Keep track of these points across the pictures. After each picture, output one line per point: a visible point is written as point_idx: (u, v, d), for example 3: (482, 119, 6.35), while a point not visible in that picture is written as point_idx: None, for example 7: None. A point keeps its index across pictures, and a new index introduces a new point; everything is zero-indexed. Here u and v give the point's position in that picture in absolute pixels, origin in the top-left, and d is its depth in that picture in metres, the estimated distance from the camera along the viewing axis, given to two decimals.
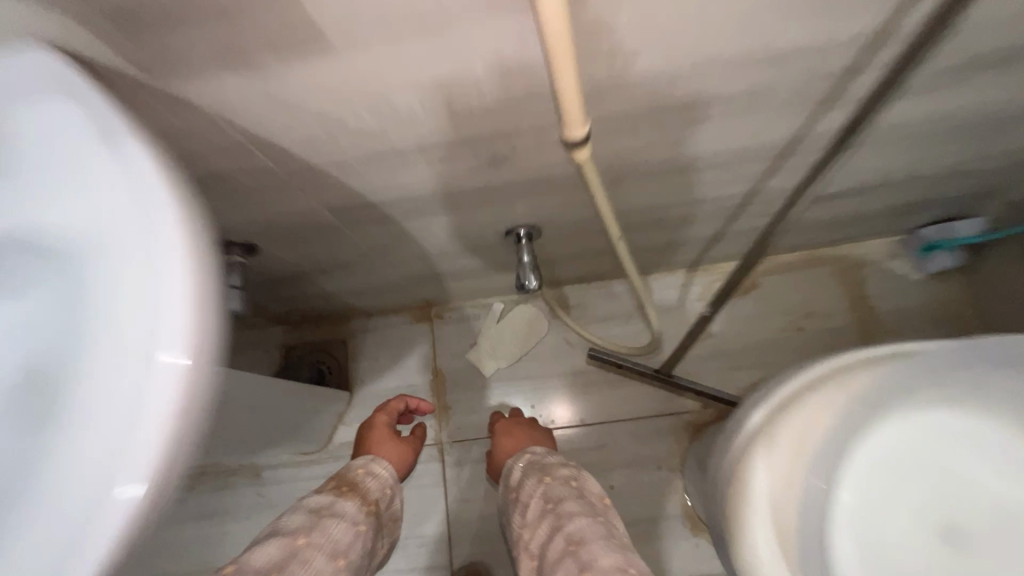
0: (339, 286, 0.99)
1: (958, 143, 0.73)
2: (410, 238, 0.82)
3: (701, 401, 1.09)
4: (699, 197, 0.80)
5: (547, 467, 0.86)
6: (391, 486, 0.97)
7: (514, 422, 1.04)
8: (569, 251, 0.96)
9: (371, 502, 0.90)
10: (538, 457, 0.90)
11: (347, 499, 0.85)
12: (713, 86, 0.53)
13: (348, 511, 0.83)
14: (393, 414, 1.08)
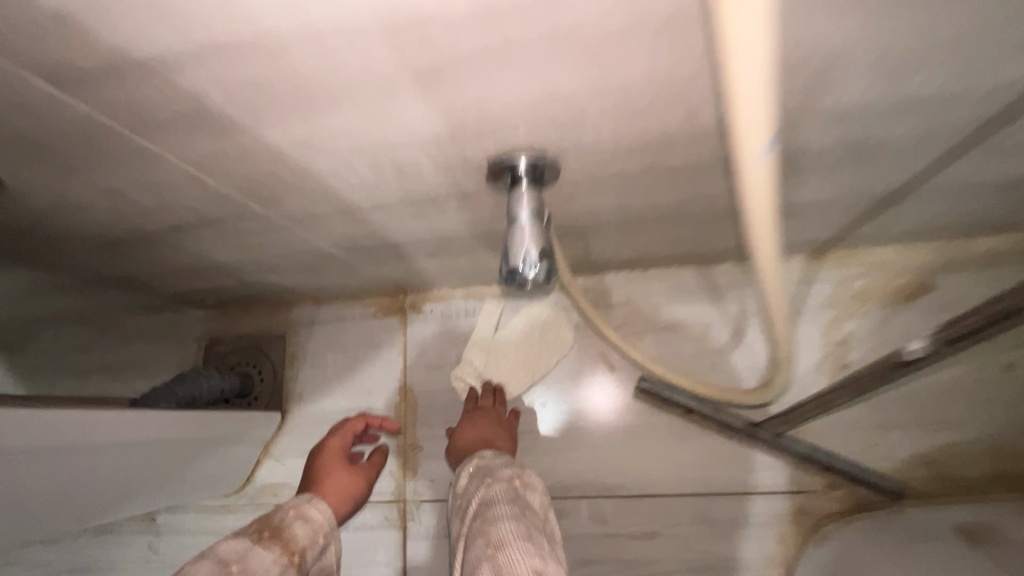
0: (234, 257, 0.61)
1: None
2: (298, 173, 0.42)
3: (825, 477, 0.66)
4: (915, 93, 0.35)
5: (492, 462, 0.59)
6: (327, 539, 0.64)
7: (481, 416, 0.71)
8: (614, 213, 0.54)
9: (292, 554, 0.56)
10: (485, 462, 0.59)
11: (269, 546, 0.55)
12: None
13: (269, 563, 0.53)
14: (351, 437, 0.76)
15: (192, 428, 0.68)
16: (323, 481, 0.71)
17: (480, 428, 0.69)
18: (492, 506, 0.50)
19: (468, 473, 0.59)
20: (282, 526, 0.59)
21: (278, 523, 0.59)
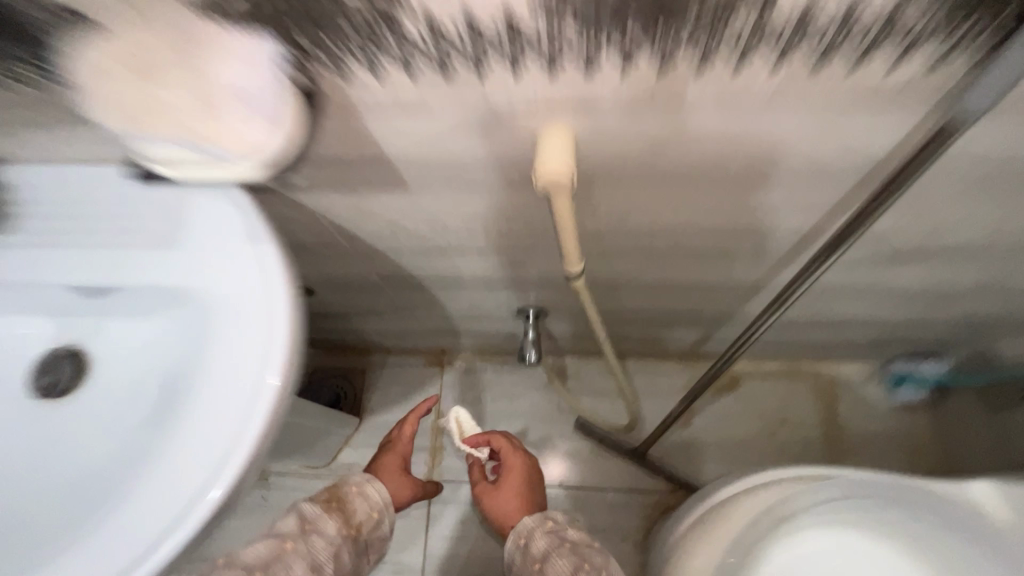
0: (370, 327, 1.14)
1: (904, 304, 0.86)
2: (436, 304, 0.97)
3: (670, 484, 1.20)
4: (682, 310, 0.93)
5: (587, 543, 0.57)
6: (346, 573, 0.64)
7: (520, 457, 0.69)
8: (571, 331, 1.10)
9: (321, 560, 0.60)
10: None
11: (331, 517, 0.64)
12: (687, 242, 0.67)
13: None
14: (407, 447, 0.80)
15: (311, 418, 1.08)
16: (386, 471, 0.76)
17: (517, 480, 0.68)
18: None
19: (547, 538, 0.59)
20: (345, 500, 0.67)
21: (340, 495, 0.68)
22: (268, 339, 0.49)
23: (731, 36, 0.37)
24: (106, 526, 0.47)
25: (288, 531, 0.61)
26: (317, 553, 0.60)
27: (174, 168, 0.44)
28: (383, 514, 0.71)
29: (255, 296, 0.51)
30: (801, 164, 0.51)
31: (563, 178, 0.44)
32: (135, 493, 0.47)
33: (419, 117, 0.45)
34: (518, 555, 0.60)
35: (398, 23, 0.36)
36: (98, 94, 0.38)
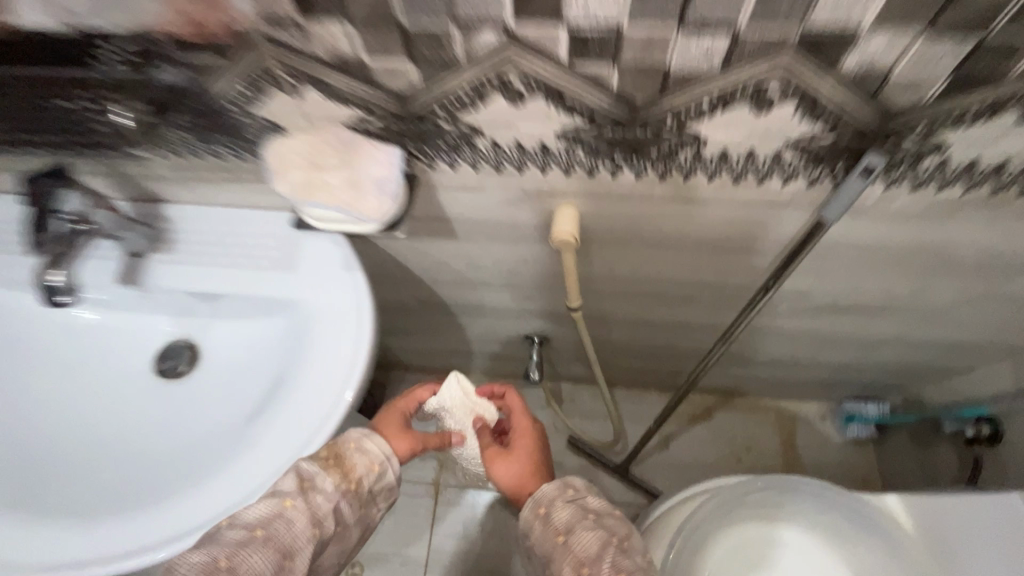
0: (397, 345, 1.33)
1: (840, 348, 1.06)
2: (458, 327, 1.16)
3: (649, 499, 1.36)
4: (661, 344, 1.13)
5: (605, 511, 0.57)
6: (347, 526, 0.63)
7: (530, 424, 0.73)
8: (568, 358, 1.29)
9: (321, 515, 0.59)
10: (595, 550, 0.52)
11: (330, 474, 0.61)
12: (662, 289, 0.87)
13: (287, 539, 0.55)
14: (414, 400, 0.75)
15: None
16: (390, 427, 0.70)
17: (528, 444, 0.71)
18: None
19: (570, 507, 0.57)
20: (343, 457, 0.63)
21: (337, 453, 0.63)
22: (355, 349, 0.69)
23: (679, 161, 0.57)
24: (217, 476, 0.65)
25: (287, 489, 0.58)
26: (317, 510, 0.59)
27: (316, 222, 0.61)
28: (388, 469, 0.66)
29: (348, 312, 0.71)
30: (742, 240, 0.72)
31: (571, 242, 0.66)
32: (242, 454, 0.66)
33: (475, 192, 0.67)
34: (538, 526, 0.57)
35: (475, 142, 0.58)
36: (282, 173, 0.58)
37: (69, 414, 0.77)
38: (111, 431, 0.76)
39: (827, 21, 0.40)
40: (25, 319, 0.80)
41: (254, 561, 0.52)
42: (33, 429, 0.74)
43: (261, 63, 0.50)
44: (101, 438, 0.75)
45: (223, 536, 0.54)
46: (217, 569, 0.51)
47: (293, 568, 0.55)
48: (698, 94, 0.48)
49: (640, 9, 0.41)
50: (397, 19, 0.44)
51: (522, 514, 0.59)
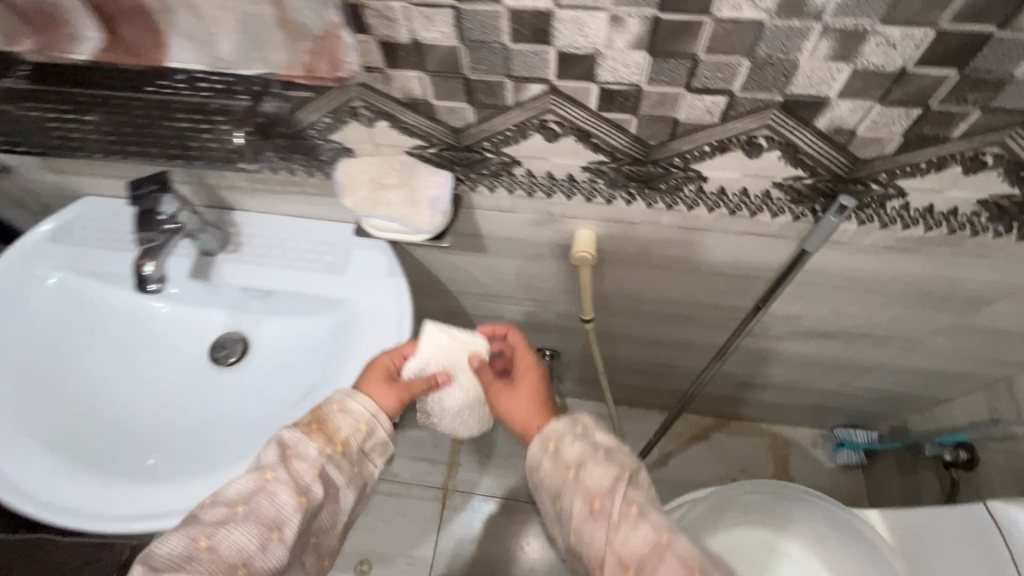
0: None
1: (828, 373, 1.14)
2: None
3: None
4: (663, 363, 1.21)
5: (616, 446, 0.62)
6: (340, 488, 0.62)
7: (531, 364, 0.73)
8: (575, 373, 1.38)
9: (305, 483, 0.58)
10: (605, 482, 0.58)
11: (314, 439, 0.61)
12: (665, 308, 0.97)
13: (269, 511, 0.56)
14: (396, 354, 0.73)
15: None
16: (373, 383, 0.67)
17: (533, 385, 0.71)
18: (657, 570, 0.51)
19: (581, 443, 0.61)
20: (325, 421, 0.62)
21: (319, 417, 0.62)
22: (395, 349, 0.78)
23: (683, 194, 0.68)
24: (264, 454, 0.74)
25: (269, 460, 0.59)
26: (301, 478, 0.58)
27: (375, 231, 0.72)
28: (377, 427, 0.65)
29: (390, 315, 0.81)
30: (738, 266, 0.82)
31: (588, 260, 0.77)
32: None
33: (507, 213, 0.77)
34: (549, 461, 0.62)
35: (514, 171, 0.69)
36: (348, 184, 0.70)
37: (130, 388, 0.86)
38: (164, 406, 0.86)
39: (803, 90, 0.51)
40: (99, 300, 0.90)
41: (238, 535, 0.54)
42: (99, 398, 0.84)
43: (348, 100, 0.62)
44: (156, 412, 0.86)
45: (205, 515, 0.55)
46: (198, 550, 0.52)
47: (281, 539, 0.55)
48: (700, 140, 0.59)
49: (656, 75, 0.52)
50: (462, 73, 0.56)
51: (532, 451, 0.63)
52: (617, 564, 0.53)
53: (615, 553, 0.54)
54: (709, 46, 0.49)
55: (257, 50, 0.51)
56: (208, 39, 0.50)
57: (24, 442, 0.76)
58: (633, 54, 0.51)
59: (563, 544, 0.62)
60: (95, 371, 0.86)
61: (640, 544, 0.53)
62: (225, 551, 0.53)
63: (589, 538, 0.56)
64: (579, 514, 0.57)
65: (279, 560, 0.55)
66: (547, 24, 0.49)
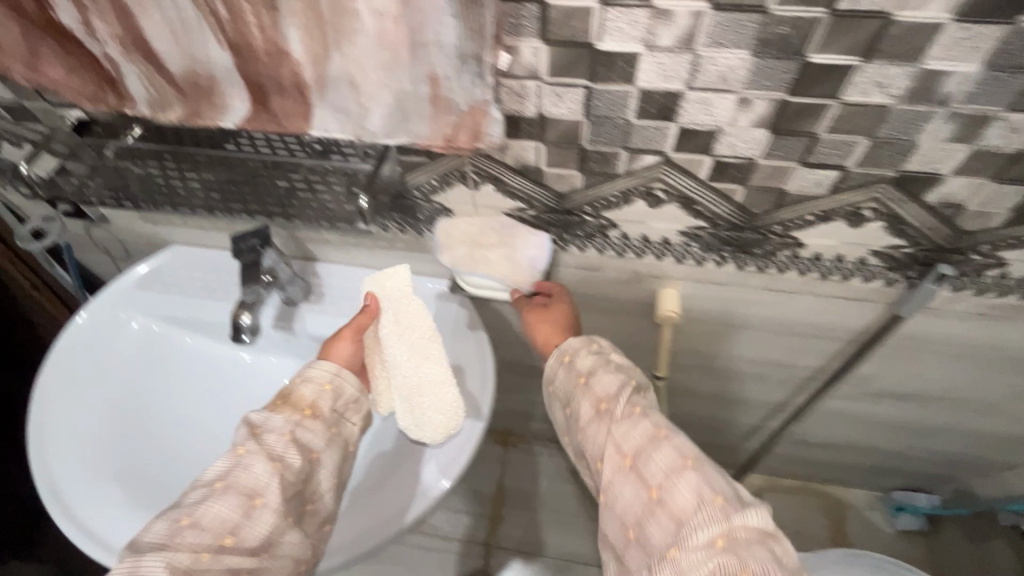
0: None
1: (896, 435, 1.11)
2: (530, 388, 1.24)
3: None
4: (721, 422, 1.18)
5: (629, 368, 0.67)
6: (320, 452, 0.62)
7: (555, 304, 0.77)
8: None
9: (279, 451, 0.58)
10: (609, 388, 0.64)
11: (279, 411, 0.62)
12: (737, 365, 0.96)
13: (248, 482, 0.56)
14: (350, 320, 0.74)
15: None
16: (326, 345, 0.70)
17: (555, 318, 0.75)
18: (649, 454, 0.57)
19: (594, 356, 0.68)
20: (291, 395, 0.64)
21: (285, 392, 0.64)
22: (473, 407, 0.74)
23: (777, 259, 0.69)
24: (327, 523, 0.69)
25: (239, 441, 0.59)
26: (274, 448, 0.59)
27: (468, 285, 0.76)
28: (342, 385, 0.66)
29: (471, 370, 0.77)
30: (820, 327, 0.82)
31: (674, 318, 0.77)
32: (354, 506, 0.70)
33: (592, 272, 0.78)
34: (565, 371, 0.68)
35: (609, 233, 0.71)
36: (448, 245, 0.74)
37: (188, 407, 0.87)
38: (191, 439, 0.86)
39: (917, 167, 0.53)
40: (175, 347, 0.90)
41: (221, 508, 0.54)
42: (160, 404, 0.86)
43: (459, 166, 0.65)
44: (184, 441, 0.85)
45: (186, 499, 0.56)
46: (181, 527, 0.53)
47: (267, 504, 0.55)
48: (804, 209, 0.61)
49: (773, 150, 0.55)
50: (580, 144, 0.58)
51: (549, 364, 0.70)
52: (616, 452, 0.59)
53: (615, 443, 0.59)
54: (831, 126, 0.51)
55: (403, 122, 0.52)
56: (359, 112, 0.51)
57: (77, 439, 0.79)
58: (754, 131, 0.53)
59: (576, 453, 0.67)
60: (171, 382, 0.88)
61: (639, 435, 0.58)
62: (210, 525, 0.53)
63: (593, 432, 0.63)
64: (588, 416, 0.64)
65: (267, 526, 0.55)
66: (676, 103, 0.52)
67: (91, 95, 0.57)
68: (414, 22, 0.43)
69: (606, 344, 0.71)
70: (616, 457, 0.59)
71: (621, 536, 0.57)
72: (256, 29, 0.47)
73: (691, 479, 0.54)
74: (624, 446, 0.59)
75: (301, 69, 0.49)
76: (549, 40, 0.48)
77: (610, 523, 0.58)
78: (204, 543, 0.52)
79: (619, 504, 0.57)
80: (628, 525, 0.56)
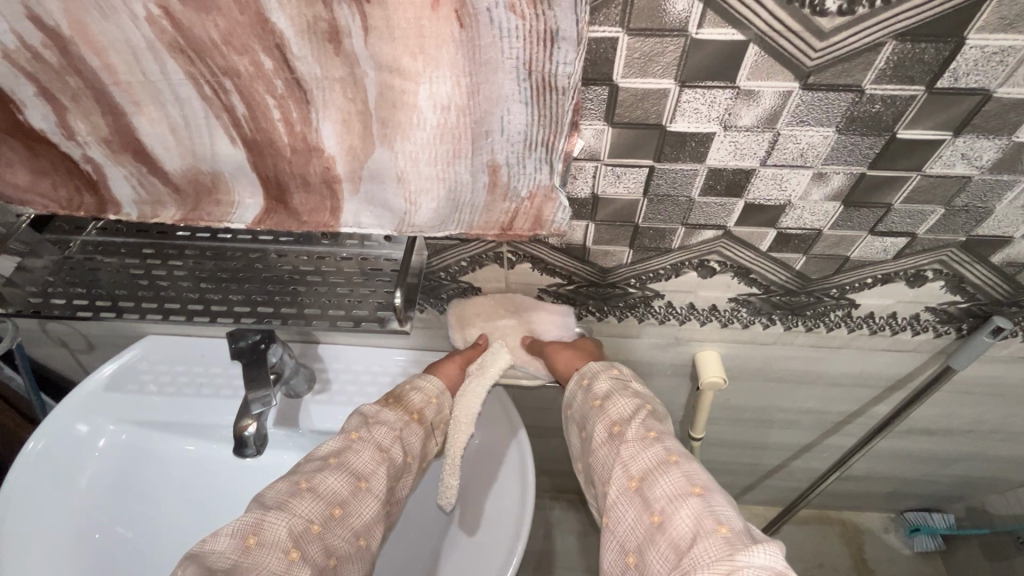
0: None
1: (919, 464, 1.10)
2: (542, 447, 1.17)
3: None
4: (745, 466, 1.13)
5: (649, 395, 0.62)
6: (415, 456, 0.59)
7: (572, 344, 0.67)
8: None
9: (387, 444, 0.57)
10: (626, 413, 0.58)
11: (392, 408, 0.60)
12: (768, 414, 0.92)
13: (361, 464, 0.54)
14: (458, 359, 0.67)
15: None
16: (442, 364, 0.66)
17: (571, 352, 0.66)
18: (652, 480, 0.52)
19: (612, 380, 0.62)
20: (401, 397, 0.62)
21: (395, 393, 0.62)
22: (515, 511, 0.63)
23: (827, 319, 0.66)
24: None
25: (351, 426, 0.57)
26: (382, 440, 0.57)
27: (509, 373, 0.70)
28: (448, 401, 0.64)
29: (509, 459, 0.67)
30: (861, 377, 0.79)
31: (718, 384, 0.73)
32: None
33: (628, 339, 0.73)
34: (581, 394, 0.62)
35: (652, 303, 0.66)
36: (463, 326, 0.68)
37: (169, 495, 0.74)
38: (143, 532, 0.71)
39: (988, 231, 0.51)
40: (152, 454, 0.76)
41: (331, 483, 0.52)
42: (151, 479, 0.75)
43: (495, 247, 0.59)
44: (137, 531, 0.71)
45: (302, 467, 0.54)
46: (299, 491, 0.51)
47: (372, 490, 0.54)
48: (865, 273, 0.58)
49: (842, 221, 0.51)
50: (634, 221, 0.54)
51: (568, 387, 0.63)
52: (621, 474, 0.54)
53: (623, 464, 0.55)
54: (907, 197, 0.48)
55: (453, 213, 0.45)
56: (403, 208, 0.44)
57: (52, 482, 0.71)
58: (827, 204, 0.50)
59: (587, 480, 0.61)
60: (174, 462, 0.77)
61: (648, 458, 0.54)
62: (324, 492, 0.52)
63: (602, 454, 0.58)
64: (600, 439, 0.58)
65: (371, 509, 0.53)
66: (746, 180, 0.48)
67: (63, 202, 0.47)
68: (479, 113, 0.38)
69: (626, 369, 0.65)
70: (622, 480, 0.54)
71: (620, 561, 0.53)
72: (282, 124, 0.39)
73: (695, 507, 0.49)
74: (632, 468, 0.54)
75: (334, 165, 0.42)
76: (614, 122, 0.43)
77: (607, 548, 0.54)
78: (314, 513, 0.50)
79: (621, 527, 0.53)
80: (629, 551, 0.52)
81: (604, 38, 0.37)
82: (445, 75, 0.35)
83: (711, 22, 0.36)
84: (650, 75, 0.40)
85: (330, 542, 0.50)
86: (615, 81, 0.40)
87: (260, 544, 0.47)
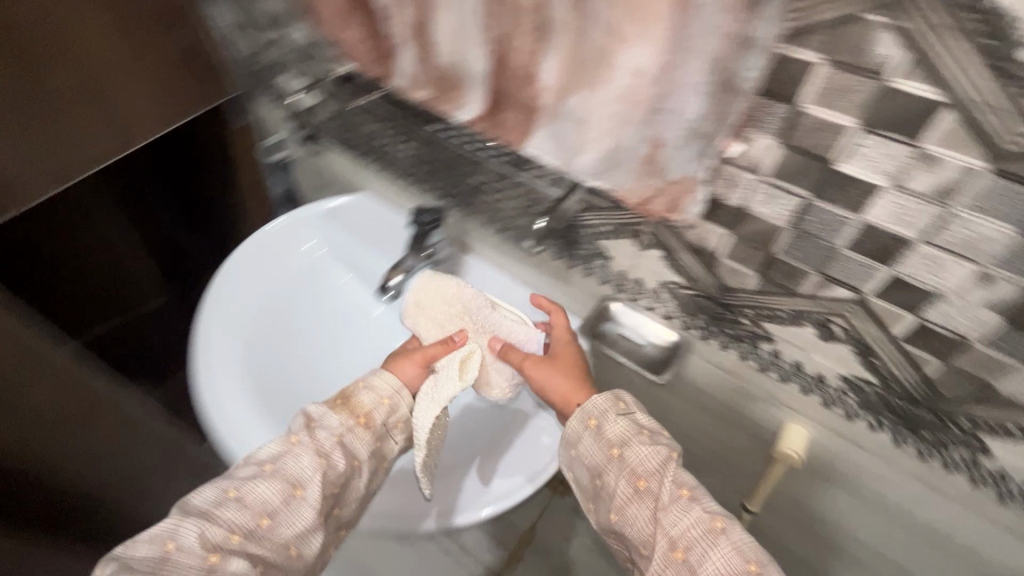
0: None
1: None
2: None
3: None
4: None
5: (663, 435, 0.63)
6: (362, 460, 0.63)
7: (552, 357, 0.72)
8: None
9: (326, 449, 0.61)
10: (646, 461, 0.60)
11: (337, 411, 0.64)
12: (844, 539, 0.82)
13: (293, 471, 0.58)
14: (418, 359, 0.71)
15: None
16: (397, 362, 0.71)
17: (553, 372, 0.70)
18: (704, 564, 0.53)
19: (625, 423, 0.63)
20: (350, 397, 0.66)
21: (346, 394, 0.66)
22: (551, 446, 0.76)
23: (947, 454, 0.59)
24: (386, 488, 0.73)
25: (295, 429, 0.62)
26: (322, 446, 0.61)
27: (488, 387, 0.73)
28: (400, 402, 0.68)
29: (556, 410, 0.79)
30: (970, 552, 0.68)
31: (790, 459, 0.69)
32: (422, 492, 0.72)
33: (723, 372, 0.73)
34: (590, 436, 0.64)
35: (760, 344, 0.66)
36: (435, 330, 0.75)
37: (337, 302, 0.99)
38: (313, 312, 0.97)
39: None
40: (316, 294, 0.98)
41: (260, 493, 0.57)
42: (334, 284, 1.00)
43: (636, 225, 0.65)
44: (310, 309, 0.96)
45: (239, 472, 0.60)
46: (227, 500, 0.56)
47: (304, 498, 0.58)
48: (1011, 418, 0.51)
49: (997, 340, 0.47)
50: (771, 250, 0.55)
51: (572, 425, 0.65)
52: (666, 542, 0.55)
53: (664, 531, 0.56)
54: None
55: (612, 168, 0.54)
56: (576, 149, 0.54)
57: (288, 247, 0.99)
58: (984, 312, 0.46)
59: (598, 523, 0.64)
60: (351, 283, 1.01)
61: (692, 529, 0.55)
62: (251, 503, 0.57)
63: (630, 515, 0.59)
64: (625, 493, 0.60)
65: (302, 516, 0.58)
66: (899, 250, 0.47)
67: (369, 61, 0.67)
68: (664, 89, 0.45)
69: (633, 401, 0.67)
70: (667, 550, 0.55)
71: None
72: (518, 53, 0.52)
73: None
74: (675, 533, 0.55)
75: (542, 95, 0.53)
76: (786, 142, 0.46)
77: None
78: (239, 524, 0.55)
79: None
80: None
81: (803, 61, 0.41)
82: (649, 48, 0.43)
83: (913, 76, 0.38)
84: (835, 108, 0.42)
85: (252, 550, 0.55)
86: (800, 105, 0.44)
87: (177, 550, 0.53)
